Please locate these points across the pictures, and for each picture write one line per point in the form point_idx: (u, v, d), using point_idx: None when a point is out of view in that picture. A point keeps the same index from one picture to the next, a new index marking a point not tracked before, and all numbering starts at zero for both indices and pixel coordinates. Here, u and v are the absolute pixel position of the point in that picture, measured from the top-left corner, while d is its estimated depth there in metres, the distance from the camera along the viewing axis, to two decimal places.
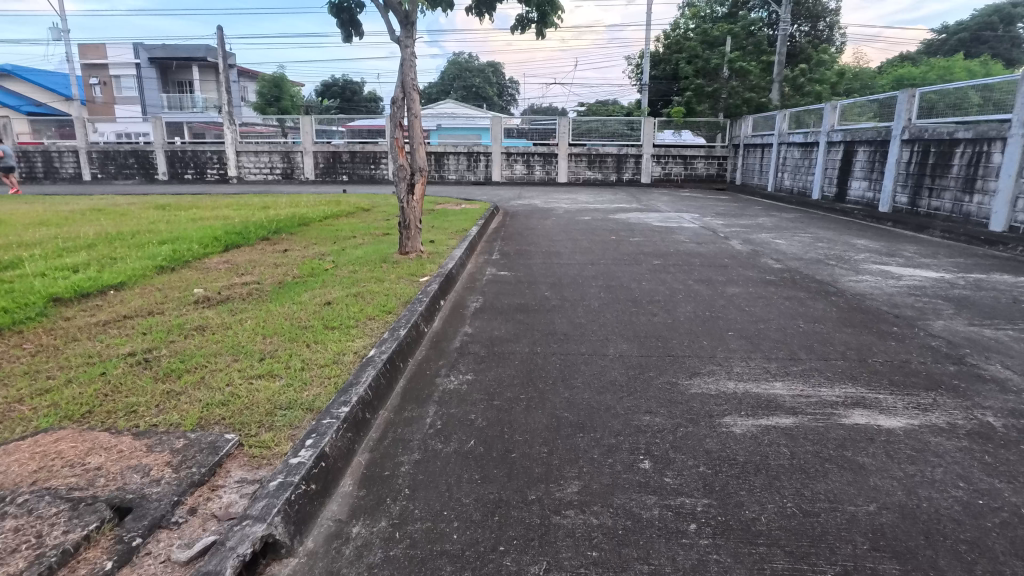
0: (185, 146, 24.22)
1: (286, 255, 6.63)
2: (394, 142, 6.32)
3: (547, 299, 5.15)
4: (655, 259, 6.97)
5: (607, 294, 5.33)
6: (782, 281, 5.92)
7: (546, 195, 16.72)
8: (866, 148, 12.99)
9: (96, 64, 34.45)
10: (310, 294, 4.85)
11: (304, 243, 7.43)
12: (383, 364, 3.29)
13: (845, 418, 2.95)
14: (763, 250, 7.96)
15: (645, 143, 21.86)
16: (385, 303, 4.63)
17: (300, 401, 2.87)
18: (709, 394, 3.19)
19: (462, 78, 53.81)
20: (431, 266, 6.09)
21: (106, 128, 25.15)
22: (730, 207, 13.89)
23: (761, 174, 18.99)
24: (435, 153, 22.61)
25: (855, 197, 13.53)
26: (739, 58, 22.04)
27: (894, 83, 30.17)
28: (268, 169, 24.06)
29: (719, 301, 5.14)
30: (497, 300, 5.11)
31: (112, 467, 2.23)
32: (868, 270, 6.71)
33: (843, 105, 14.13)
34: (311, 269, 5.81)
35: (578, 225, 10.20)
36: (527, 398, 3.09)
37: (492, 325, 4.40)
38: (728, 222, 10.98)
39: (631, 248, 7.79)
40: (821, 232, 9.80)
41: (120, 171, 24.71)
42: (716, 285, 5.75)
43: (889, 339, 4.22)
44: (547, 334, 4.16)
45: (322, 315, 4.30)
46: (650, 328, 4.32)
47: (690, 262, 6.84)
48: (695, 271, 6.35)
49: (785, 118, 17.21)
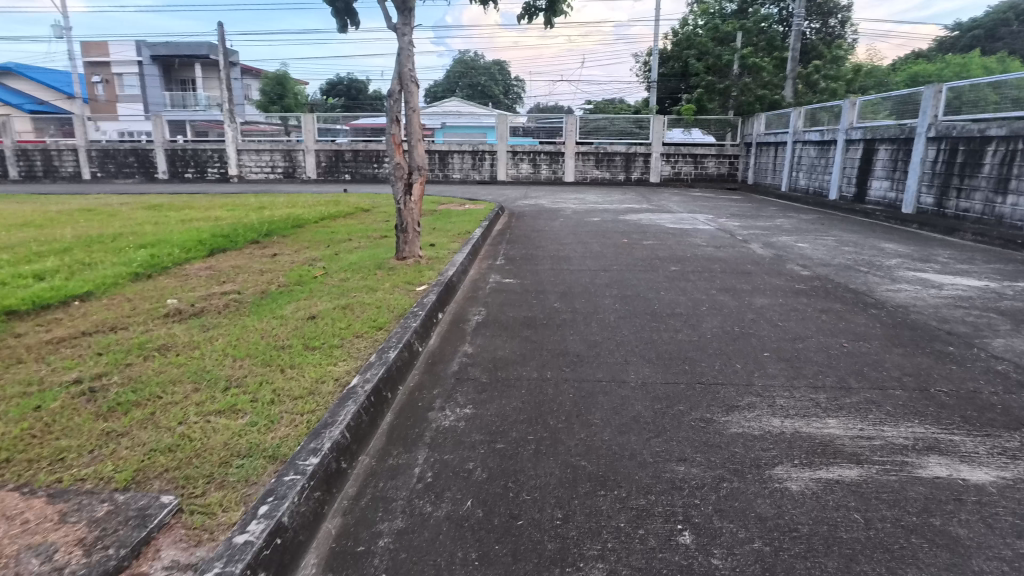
0: (185, 144, 23.84)
1: (275, 260, 6.16)
2: (390, 140, 5.82)
3: (557, 311, 4.64)
4: (672, 265, 6.47)
5: (622, 306, 4.82)
6: (814, 292, 5.39)
7: (553, 195, 16.22)
8: (888, 146, 12.41)
9: (98, 62, 34.14)
10: (293, 306, 4.36)
11: (295, 247, 6.94)
12: (366, 397, 2.80)
13: (920, 470, 2.44)
14: (786, 254, 7.43)
15: (654, 141, 21.32)
16: (375, 318, 4.14)
17: (263, 447, 2.39)
18: (753, 436, 2.68)
19: (468, 77, 53.36)
20: (430, 273, 5.59)
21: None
22: (744, 208, 13.35)
23: (775, 173, 18.40)
24: (440, 152, 22.12)
25: (876, 198, 12.97)
26: (752, 54, 21.45)
27: (909, 80, 29.46)
28: (269, 168, 23.63)
29: (747, 314, 4.62)
30: (502, 313, 4.62)
31: (6, 548, 1.75)
32: (904, 278, 6.17)
33: (864, 102, 13.56)
34: (299, 277, 5.33)
35: (588, 227, 9.69)
36: (537, 440, 2.60)
37: (496, 343, 3.90)
38: (745, 224, 10.43)
39: (645, 252, 7.28)
40: (845, 235, 9.24)
41: (120, 170, 24.35)
42: (741, 295, 5.23)
43: (948, 361, 3.70)
44: (557, 354, 3.67)
45: (304, 332, 3.81)
46: (675, 347, 3.81)
47: (710, 269, 6.33)
48: (716, 279, 5.84)
49: (800, 116, 16.61)
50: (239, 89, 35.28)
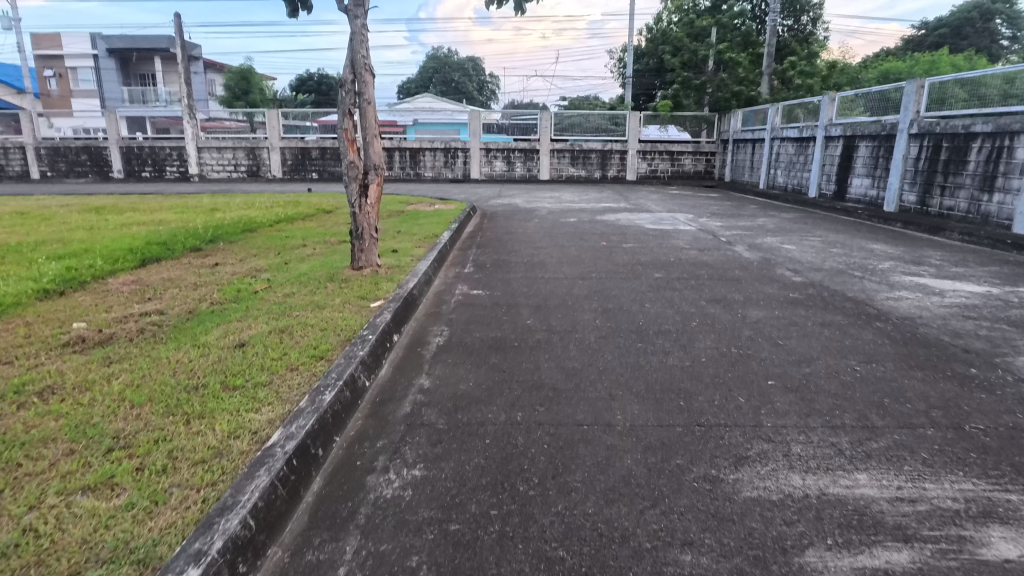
0: (142, 142, 22.71)
1: (214, 271, 5.48)
2: (341, 135, 5.18)
3: (530, 331, 4.08)
4: (655, 272, 5.98)
5: (604, 322, 4.28)
6: (812, 302, 4.92)
7: (527, 194, 15.67)
8: (868, 143, 12.14)
9: (51, 55, 32.50)
10: (221, 330, 3.72)
11: (241, 255, 6.26)
12: (285, 463, 2.20)
13: (983, 548, 1.93)
14: (774, 258, 6.98)
15: (630, 138, 20.90)
16: (317, 344, 3.52)
17: (131, 546, 1.79)
18: (771, 502, 2.15)
19: (441, 73, 52.50)
20: (388, 285, 4.98)
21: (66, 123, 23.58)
22: (724, 206, 12.99)
23: (752, 170, 18.12)
24: (411, 149, 21.39)
25: (856, 195, 12.70)
26: (728, 49, 21.13)
27: (881, 77, 29.59)
28: (232, 166, 22.63)
29: (743, 331, 4.12)
30: (468, 334, 4.03)
31: None
32: (902, 284, 5.76)
33: (843, 97, 13.28)
34: (236, 293, 4.67)
35: (564, 228, 9.16)
36: (502, 519, 2.04)
37: (459, 374, 3.32)
38: (727, 224, 9.99)
39: (626, 256, 6.77)
40: (831, 236, 8.86)
41: (72, 168, 23.07)
42: (733, 307, 4.73)
43: (975, 387, 3.23)
44: (530, 388, 3.10)
45: (226, 364, 3.18)
46: (666, 377, 3.27)
47: (696, 276, 5.83)
48: (704, 288, 5.35)
49: (778, 112, 16.32)
50: (201, 84, 33.96)
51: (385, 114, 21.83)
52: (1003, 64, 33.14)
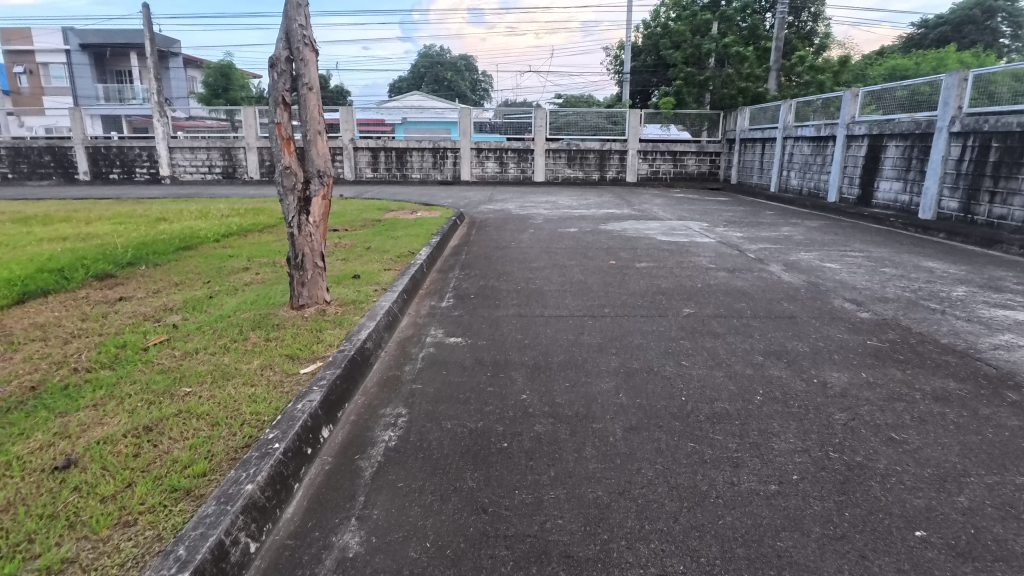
0: (110, 141, 21.23)
1: (109, 312, 4.16)
2: (274, 132, 3.85)
3: (527, 416, 2.79)
4: (683, 306, 4.71)
5: (631, 398, 3.01)
6: (904, 358, 3.66)
7: (522, 198, 14.41)
8: (899, 143, 10.95)
9: (21, 51, 30.94)
10: (49, 436, 2.41)
11: (158, 285, 4.95)
12: None
13: None
14: (821, 283, 5.75)
15: (630, 137, 19.67)
16: (187, 464, 2.22)
17: None
18: None
19: (432, 71, 51.14)
20: (333, 335, 3.67)
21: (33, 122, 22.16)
22: (738, 213, 11.80)
23: (762, 172, 16.91)
24: (397, 149, 20.05)
25: (884, 201, 11.52)
26: (733, 43, 19.93)
27: (887, 75, 28.58)
28: (206, 167, 21.24)
29: (834, 414, 2.86)
30: (435, 423, 2.73)
31: None
32: (997, 321, 4.55)
33: (868, 92, 12.10)
34: (117, 350, 3.37)
35: (564, 241, 7.91)
36: None
37: (409, 521, 2.03)
38: (749, 236, 8.75)
39: (641, 282, 5.50)
40: (873, 251, 7.63)
41: (34, 170, 21.53)
42: (803, 366, 3.48)
43: None
44: (528, 563, 1.82)
45: (14, 521, 1.89)
46: (749, 526, 2.00)
47: (738, 313, 4.56)
48: (754, 332, 4.11)
49: (790, 109, 15.11)
50: (179, 81, 32.41)
51: (371, 112, 20.49)
52: (1009, 61, 32.04)
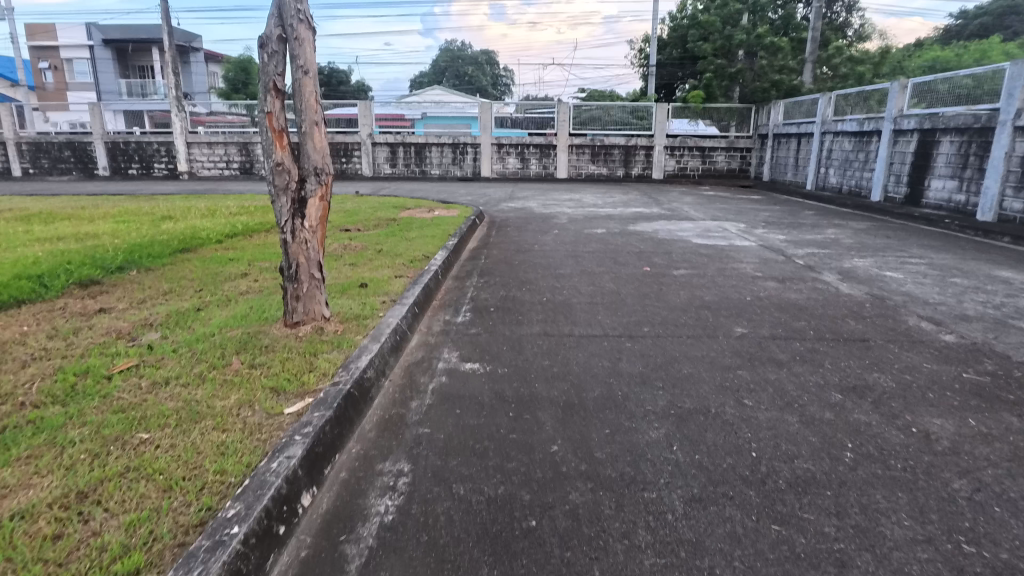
0: (129, 136, 21.07)
1: (81, 328, 3.66)
2: (264, 122, 3.31)
3: (560, 479, 2.22)
4: (734, 325, 4.09)
5: (689, 452, 2.42)
6: (1015, 398, 3.01)
7: (544, 195, 13.80)
8: (954, 138, 10.14)
9: (45, 47, 31.13)
10: None
11: (144, 294, 4.46)
12: None
13: None
14: (887, 296, 5.08)
15: (657, 132, 18.92)
16: (119, 553, 1.70)
17: None
18: None
19: (453, 66, 50.68)
20: (328, 361, 3.14)
21: (58, 118, 22.17)
22: (776, 212, 11.08)
23: (797, 169, 16.09)
24: (416, 144, 19.56)
25: (936, 200, 10.70)
26: (766, 33, 19.04)
27: (927, 67, 27.34)
28: (224, 163, 21.00)
29: (952, 483, 2.24)
30: (443, 487, 2.17)
31: None
32: None
33: (918, 84, 11.25)
34: (74, 379, 2.85)
35: (592, 244, 7.32)
36: None
37: None
38: (792, 239, 8.04)
39: (681, 293, 4.89)
40: (935, 257, 6.89)
41: (55, 165, 21.46)
42: (895, 409, 2.86)
43: None
44: None
45: None
46: None
47: (800, 334, 3.93)
48: (824, 359, 3.49)
49: (829, 102, 14.27)
50: (201, 76, 32.35)
51: (391, 107, 20.03)
52: None
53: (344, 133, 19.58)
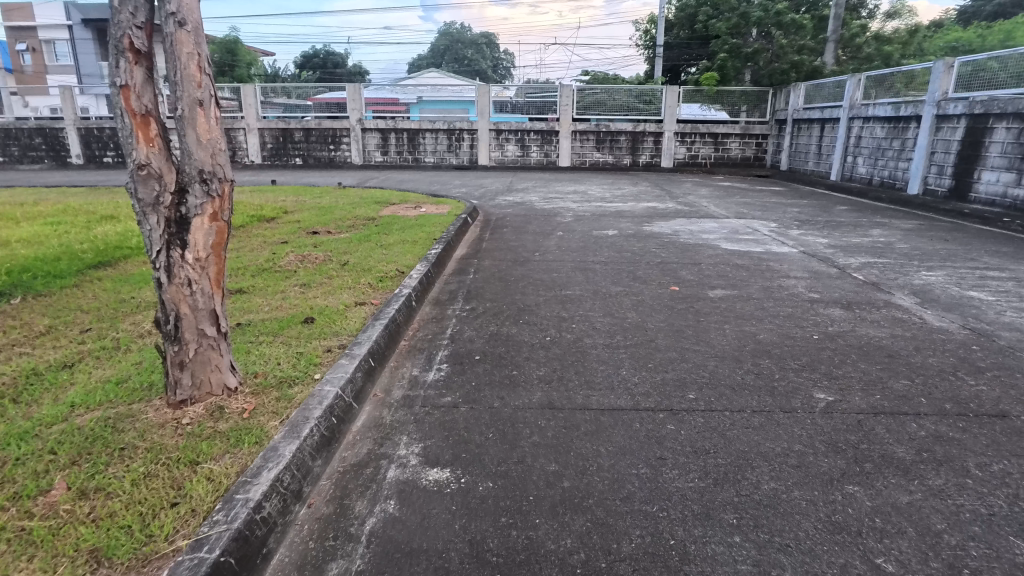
0: (104, 122, 19.78)
1: None
2: (119, 101, 2.13)
3: None
4: (813, 389, 2.93)
5: None
6: None
7: (545, 187, 12.61)
8: (1012, 124, 8.90)
9: (23, 27, 29.64)
10: None
11: (8, 335, 3.33)
12: None
13: None
14: (990, 330, 3.93)
15: (666, 117, 17.65)
16: None
17: None
18: None
19: (452, 49, 49.07)
20: (210, 480, 1.99)
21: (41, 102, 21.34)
22: (807, 207, 9.90)
23: (819, 158, 14.87)
24: (409, 130, 18.28)
25: (987, 194, 9.50)
26: (786, 10, 17.54)
27: (949, 48, 25.89)
28: None
29: None
30: None
31: None
32: None
33: (967, 63, 9.97)
34: None
35: (603, 251, 6.16)
36: None
37: None
38: (837, 243, 6.86)
39: (727, 331, 3.74)
40: (1017, 268, 5.73)
41: (25, 153, 20.16)
42: None
43: None
44: None
45: None
46: None
47: (911, 405, 2.78)
48: (966, 460, 2.33)
49: (858, 85, 12.99)
50: None
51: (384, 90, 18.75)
52: None
53: (332, 118, 18.27)
